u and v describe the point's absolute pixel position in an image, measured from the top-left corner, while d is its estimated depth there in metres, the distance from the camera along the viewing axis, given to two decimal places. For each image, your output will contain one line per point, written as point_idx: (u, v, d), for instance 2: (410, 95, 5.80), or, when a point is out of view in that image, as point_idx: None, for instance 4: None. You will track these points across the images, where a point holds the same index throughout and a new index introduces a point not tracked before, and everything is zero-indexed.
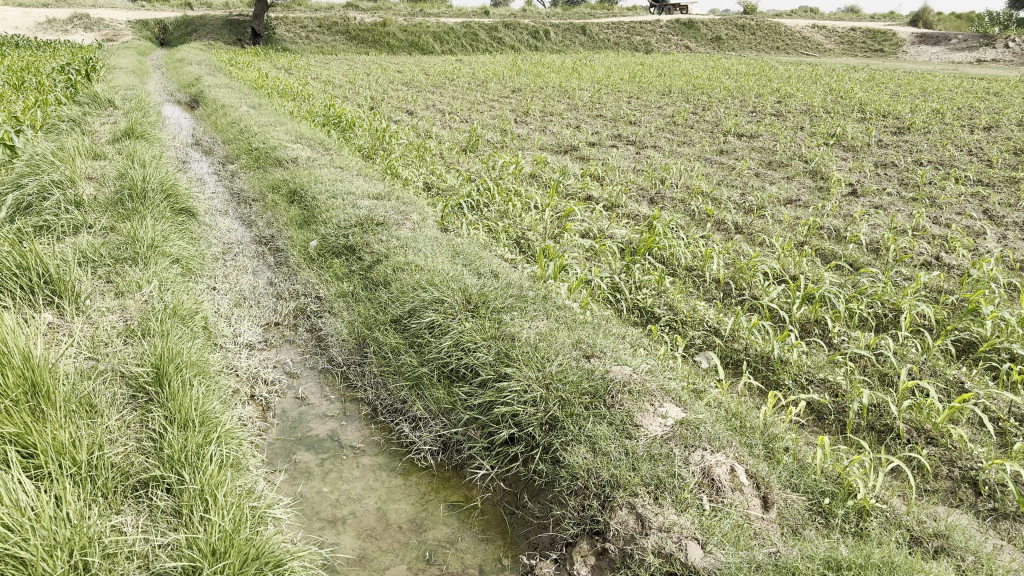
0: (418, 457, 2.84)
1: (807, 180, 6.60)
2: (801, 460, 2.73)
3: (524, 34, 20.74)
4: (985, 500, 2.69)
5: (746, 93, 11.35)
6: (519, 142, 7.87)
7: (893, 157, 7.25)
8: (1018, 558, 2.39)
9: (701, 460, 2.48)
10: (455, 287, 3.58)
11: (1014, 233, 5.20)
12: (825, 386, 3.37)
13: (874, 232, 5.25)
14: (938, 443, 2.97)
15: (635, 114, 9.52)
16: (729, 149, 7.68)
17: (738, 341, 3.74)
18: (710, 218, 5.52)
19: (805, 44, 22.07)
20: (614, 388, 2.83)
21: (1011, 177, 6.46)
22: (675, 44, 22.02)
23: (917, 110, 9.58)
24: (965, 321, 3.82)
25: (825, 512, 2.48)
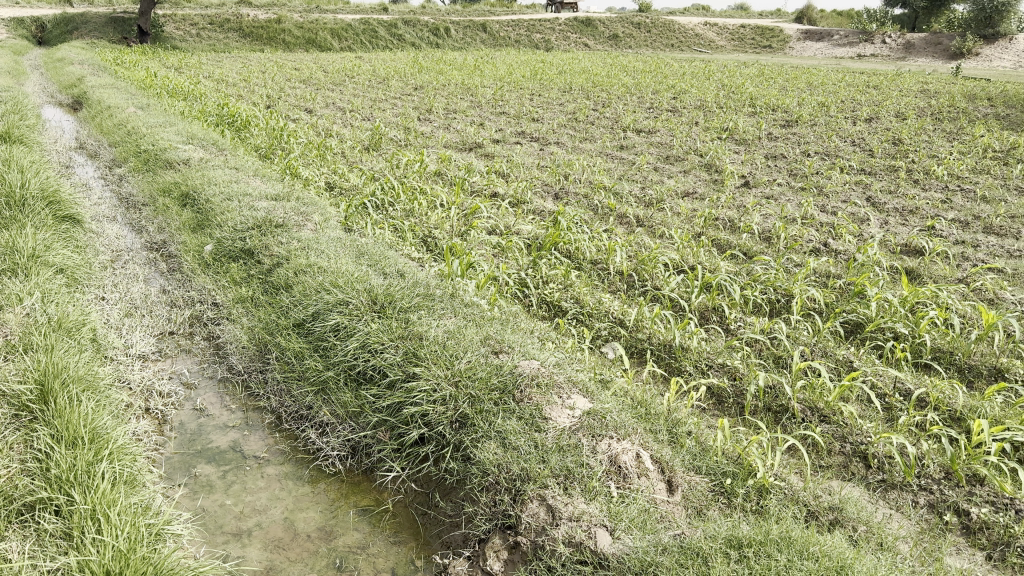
0: (325, 463, 2.77)
1: (703, 173, 6.81)
2: (704, 444, 2.81)
3: (424, 31, 20.57)
4: (875, 472, 2.84)
5: (644, 89, 11.59)
6: (423, 139, 7.82)
7: (782, 149, 7.55)
8: (906, 526, 2.53)
9: (608, 448, 2.53)
10: (360, 289, 3.51)
11: (895, 218, 5.50)
12: (724, 370, 3.49)
13: (766, 221, 5.46)
14: (830, 420, 3.12)
15: (537, 111, 9.60)
16: (629, 144, 7.84)
17: (642, 330, 3.82)
18: (613, 211, 5.62)
19: (698, 41, 22.75)
20: (522, 382, 2.84)
21: (891, 166, 6.84)
22: (575, 42, 22.29)
23: (804, 104, 10.02)
24: (852, 303, 4.01)
25: (727, 492, 2.57)
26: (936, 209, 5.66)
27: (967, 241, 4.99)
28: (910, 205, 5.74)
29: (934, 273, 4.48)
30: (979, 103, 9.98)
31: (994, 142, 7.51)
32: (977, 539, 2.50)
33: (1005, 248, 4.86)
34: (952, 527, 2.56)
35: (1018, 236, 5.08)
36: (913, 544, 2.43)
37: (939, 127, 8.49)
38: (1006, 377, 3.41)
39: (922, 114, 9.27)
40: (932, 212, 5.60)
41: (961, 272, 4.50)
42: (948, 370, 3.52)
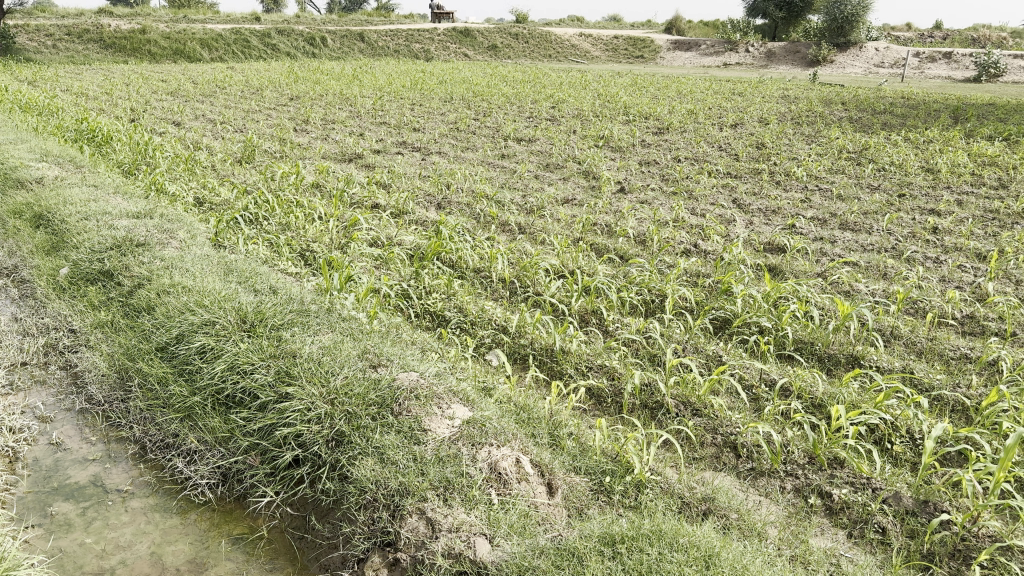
0: (194, 492, 2.63)
1: (581, 179, 6.94)
2: (584, 445, 2.85)
3: (299, 40, 20.12)
4: (745, 461, 2.96)
5: (522, 99, 11.74)
6: (299, 151, 7.62)
7: (655, 155, 7.80)
8: (775, 511, 2.65)
9: (488, 455, 2.51)
10: (228, 307, 3.36)
11: (759, 218, 5.78)
12: (603, 370, 3.56)
13: (641, 224, 5.63)
14: (702, 413, 3.23)
15: (417, 121, 9.55)
16: (510, 153, 7.90)
17: (524, 336, 3.83)
18: (494, 220, 5.63)
19: (574, 52, 23.30)
20: (401, 395, 2.75)
21: (755, 168, 7.19)
22: (454, 52, 22.33)
23: (674, 111, 10.40)
24: (720, 300, 4.18)
25: (606, 490, 2.61)
26: (797, 208, 5.99)
27: (825, 237, 5.29)
28: (773, 206, 6.05)
29: (795, 269, 4.73)
30: (834, 107, 10.65)
31: (848, 144, 8.02)
32: (839, 519, 2.64)
33: (859, 243, 5.18)
34: (816, 509, 2.69)
35: (870, 231, 5.43)
36: (781, 528, 2.53)
37: (799, 131, 8.99)
38: (862, 363, 3.62)
39: (782, 119, 9.80)
40: (793, 211, 5.92)
41: (820, 267, 4.77)
42: (810, 359, 3.71)
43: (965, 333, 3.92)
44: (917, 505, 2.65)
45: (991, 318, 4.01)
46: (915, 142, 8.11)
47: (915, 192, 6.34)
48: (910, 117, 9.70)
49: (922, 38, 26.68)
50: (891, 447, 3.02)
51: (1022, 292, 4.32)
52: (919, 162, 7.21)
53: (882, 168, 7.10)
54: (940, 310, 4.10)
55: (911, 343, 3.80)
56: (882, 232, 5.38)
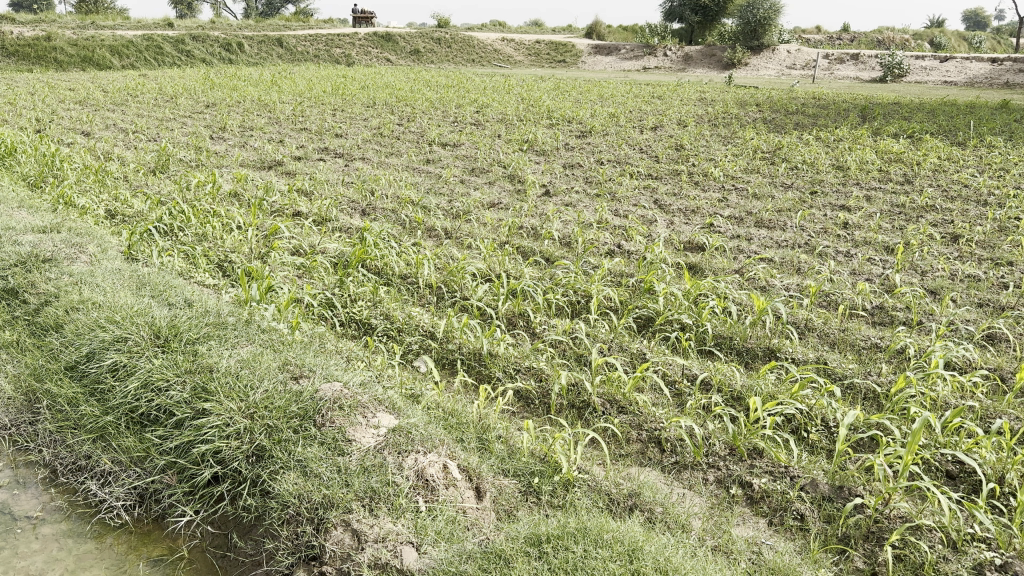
0: (110, 515, 2.52)
1: (506, 183, 6.97)
2: (512, 446, 2.85)
3: (215, 47, 19.61)
4: (669, 455, 3.01)
5: (446, 104, 11.72)
6: (216, 159, 7.43)
7: (578, 158, 7.90)
8: (698, 503, 2.70)
9: (414, 463, 2.49)
10: (141, 323, 3.25)
11: (680, 218, 5.91)
12: (530, 372, 3.57)
13: (565, 227, 5.69)
14: (628, 411, 3.28)
15: (339, 127, 9.43)
16: (435, 158, 7.88)
17: (452, 340, 3.80)
18: (420, 225, 5.59)
19: (497, 56, 23.35)
20: (323, 406, 2.70)
21: (674, 169, 7.35)
22: (376, 57, 22.12)
23: (596, 115, 10.56)
24: (644, 299, 4.26)
25: (535, 490, 2.61)
26: (715, 208, 6.14)
27: (742, 235, 5.44)
28: (693, 206, 6.19)
29: (714, 267, 4.85)
30: (749, 108, 10.99)
31: (762, 144, 8.28)
32: (760, 507, 2.70)
33: (774, 239, 5.35)
34: (738, 499, 2.75)
35: (784, 228, 5.61)
36: (704, 519, 2.59)
37: (716, 132, 9.24)
38: (778, 356, 3.74)
39: (700, 121, 10.04)
40: (712, 211, 6.07)
41: (737, 263, 4.90)
42: (729, 354, 3.82)
43: (875, 323, 4.08)
44: (833, 491, 2.75)
45: (898, 308, 4.19)
46: (826, 141, 8.43)
47: (826, 189, 6.59)
48: (820, 118, 10.07)
49: (831, 40, 27.74)
50: (808, 436, 3.12)
51: (927, 282, 4.53)
52: (829, 160, 7.50)
53: (795, 167, 7.35)
54: (850, 302, 4.26)
55: (825, 334, 3.94)
56: (796, 229, 5.57)
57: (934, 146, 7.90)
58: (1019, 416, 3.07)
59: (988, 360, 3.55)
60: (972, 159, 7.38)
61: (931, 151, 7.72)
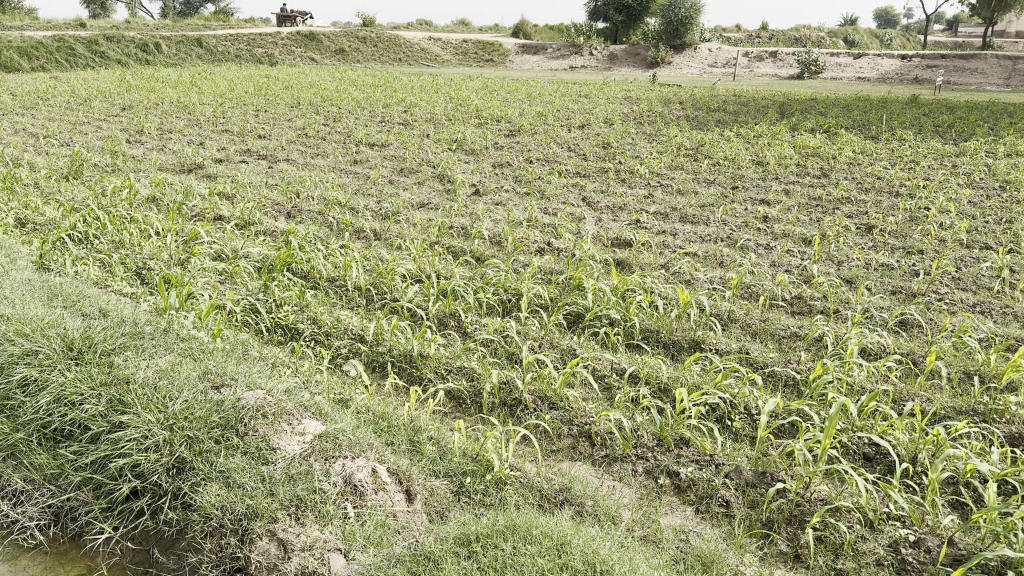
0: (22, 536, 2.38)
1: (435, 183, 6.94)
2: (443, 446, 2.82)
3: (131, 47, 18.92)
4: (599, 449, 3.04)
5: (373, 104, 11.60)
6: (133, 164, 7.19)
7: (507, 157, 7.92)
8: (628, 495, 2.74)
9: (342, 468, 2.45)
10: (52, 334, 3.10)
11: (607, 215, 5.98)
12: (462, 372, 3.54)
13: (495, 225, 5.69)
14: (558, 407, 3.30)
15: (263, 128, 9.23)
16: (362, 159, 7.78)
17: (382, 342, 3.74)
18: (348, 227, 5.51)
19: (425, 55, 23.21)
20: (246, 414, 2.63)
21: (602, 167, 7.44)
22: (300, 56, 21.73)
23: (524, 114, 10.60)
24: (573, 296, 4.29)
25: (467, 490, 2.60)
26: (642, 205, 6.24)
27: (668, 231, 5.54)
28: (620, 203, 6.28)
29: (641, 262, 4.92)
30: (672, 106, 11.20)
31: (686, 141, 8.45)
32: (687, 496, 2.75)
33: (698, 234, 5.46)
34: (666, 488, 2.80)
35: (708, 223, 5.74)
36: (633, 510, 2.62)
37: (641, 130, 9.39)
38: (703, 347, 3.83)
39: (626, 119, 10.19)
40: (638, 207, 6.16)
41: (663, 258, 4.99)
42: (657, 347, 3.88)
43: (795, 313, 4.21)
44: (756, 477, 2.82)
45: (816, 297, 4.33)
46: (746, 137, 8.65)
47: (747, 184, 6.77)
48: (741, 114, 10.33)
49: (750, 39, 28.52)
50: (732, 424, 3.19)
51: (843, 271, 4.69)
52: (750, 156, 7.69)
53: (718, 163, 7.52)
54: (771, 293, 4.39)
55: (747, 325, 4.04)
56: (719, 223, 5.70)
57: (848, 140, 8.19)
58: (930, 397, 3.20)
59: (900, 345, 3.69)
60: (884, 152, 7.68)
61: (846, 145, 8.00)
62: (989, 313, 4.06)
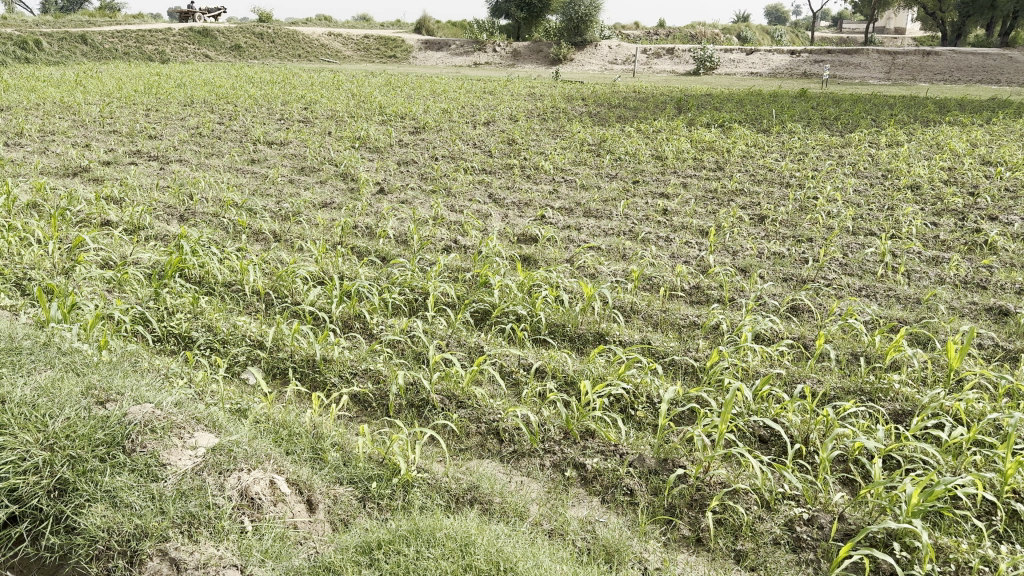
0: None
1: (338, 182, 6.80)
2: (348, 452, 2.75)
3: (9, 45, 17.74)
4: (507, 445, 3.03)
5: (271, 101, 11.29)
6: (12, 168, 6.76)
7: (412, 155, 7.84)
8: (536, 489, 2.74)
9: (237, 481, 2.37)
10: None
11: (513, 211, 6.00)
12: (368, 374, 3.46)
13: (400, 224, 5.63)
14: (466, 404, 3.26)
15: (153, 128, 8.84)
16: (260, 158, 7.55)
17: (282, 348, 3.62)
18: (245, 229, 5.33)
19: (325, 52, 22.78)
20: (133, 430, 2.50)
21: (507, 164, 7.46)
22: (193, 53, 20.95)
23: (429, 110, 10.53)
24: (479, 293, 4.28)
25: (373, 495, 2.55)
26: (547, 200, 6.29)
27: (572, 225, 5.60)
28: (525, 199, 6.30)
29: (545, 257, 4.95)
30: (575, 102, 11.34)
31: (588, 137, 8.56)
32: (594, 486, 2.78)
33: (601, 228, 5.54)
34: (573, 481, 2.82)
35: (611, 217, 5.83)
36: (540, 504, 2.63)
37: (545, 126, 9.47)
38: (607, 339, 3.88)
39: (530, 115, 10.26)
40: (543, 203, 6.21)
41: (568, 253, 5.04)
42: (563, 341, 3.91)
43: (694, 302, 4.32)
44: (659, 464, 2.87)
45: (713, 287, 4.46)
46: (646, 132, 8.84)
47: (648, 178, 6.91)
48: (641, 110, 10.54)
49: (649, 36, 29.22)
50: (635, 413, 3.25)
51: (739, 261, 4.85)
52: (650, 151, 7.86)
53: (619, 157, 7.66)
54: (671, 284, 4.49)
55: (649, 316, 4.13)
56: (622, 217, 5.80)
57: (742, 134, 8.47)
58: (820, 379, 3.34)
59: (792, 330, 3.84)
60: (775, 145, 7.98)
61: (740, 139, 8.28)
62: (873, 296, 4.26)
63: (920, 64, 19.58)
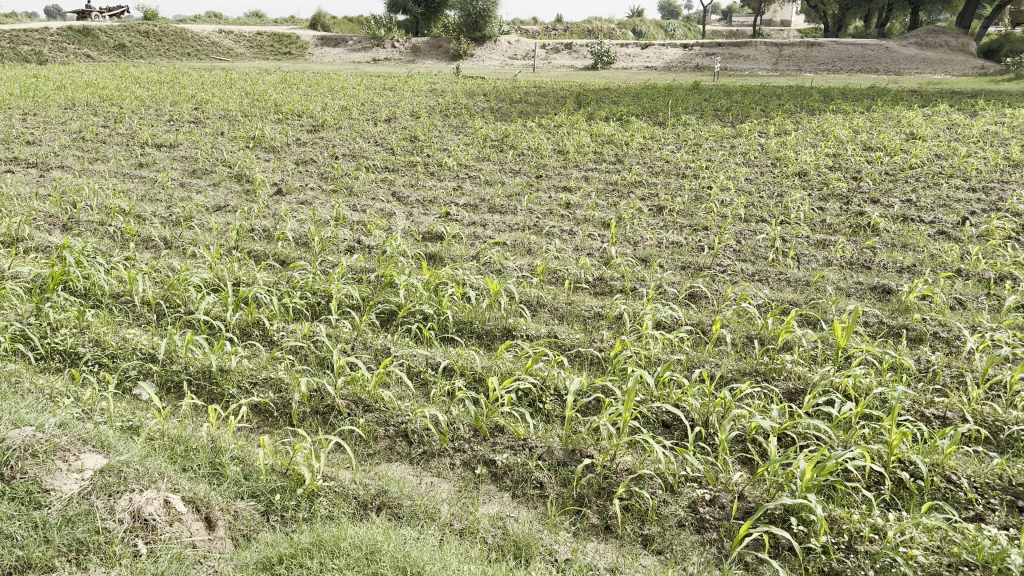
0: None
1: (232, 184, 6.59)
2: (249, 465, 2.67)
3: None
4: (416, 446, 2.99)
5: (159, 101, 10.84)
6: None
7: (311, 154, 7.67)
8: (447, 489, 2.72)
9: (129, 503, 2.26)
10: None
11: (418, 209, 5.95)
12: (269, 383, 3.36)
13: (300, 226, 5.50)
14: (373, 408, 3.21)
15: (30, 133, 8.36)
16: (149, 161, 7.25)
17: (177, 360, 3.48)
18: (134, 237, 5.10)
19: (217, 49, 22.03)
20: (12, 456, 2.34)
21: (409, 161, 7.39)
22: (73, 53, 19.88)
23: (327, 108, 10.33)
24: (384, 293, 4.23)
25: (277, 508, 2.48)
26: (451, 197, 6.26)
27: (477, 222, 5.60)
28: (429, 196, 6.26)
29: (451, 254, 4.93)
30: (477, 98, 11.34)
31: (490, 133, 8.57)
32: (504, 482, 2.78)
33: (506, 224, 5.56)
34: (483, 478, 2.81)
35: (515, 212, 5.86)
36: (451, 504, 2.61)
37: (447, 122, 9.43)
38: (514, 334, 3.90)
39: (431, 111, 10.20)
40: (447, 200, 6.18)
41: (473, 250, 5.03)
42: (470, 338, 3.90)
43: (598, 293, 4.38)
44: (567, 456, 2.90)
45: (616, 278, 4.53)
46: (547, 126, 8.92)
47: (550, 173, 6.97)
48: (541, 105, 10.62)
49: (547, 31, 29.57)
50: (543, 406, 3.27)
51: (640, 251, 4.95)
52: (552, 145, 7.94)
53: (522, 153, 7.69)
54: (575, 277, 4.54)
55: (554, 309, 4.17)
56: (526, 212, 5.84)
57: (639, 127, 8.65)
58: (718, 362, 3.45)
59: (691, 316, 3.95)
60: (671, 137, 8.19)
61: (638, 131, 8.46)
62: (766, 280, 4.43)
63: (805, 55, 20.47)
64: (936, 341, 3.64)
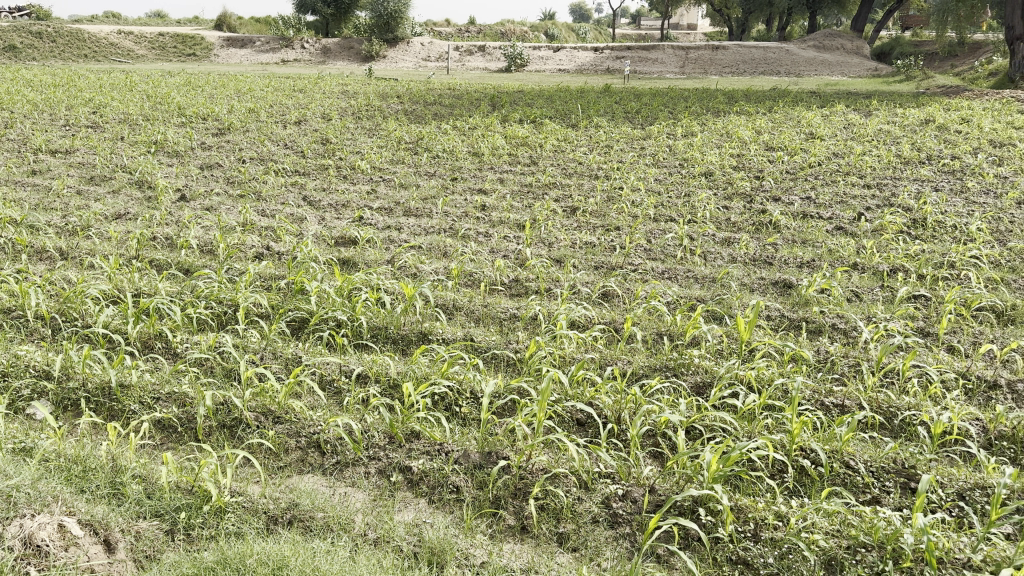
0: None
1: (133, 191, 6.34)
2: (152, 483, 2.57)
3: None
4: (330, 455, 2.94)
5: (53, 105, 10.36)
6: None
7: (217, 158, 7.45)
8: (361, 497, 2.69)
9: (20, 529, 2.15)
10: None
11: (330, 213, 5.85)
12: (173, 398, 3.25)
13: (206, 233, 5.34)
14: (284, 418, 3.14)
15: None
16: (43, 168, 6.91)
17: (74, 376, 3.33)
18: (26, 248, 4.85)
19: (115, 50, 21.18)
20: None
21: (320, 164, 7.27)
22: None
23: (233, 111, 10.06)
24: (294, 301, 4.14)
25: (182, 527, 2.40)
26: (364, 201, 6.18)
27: (391, 225, 5.55)
28: (342, 201, 6.17)
29: (365, 259, 4.87)
30: (390, 100, 11.23)
31: (404, 135, 8.51)
32: (419, 488, 2.76)
33: (421, 227, 5.53)
34: (398, 485, 2.78)
35: (430, 215, 5.83)
36: (365, 512, 2.58)
37: (359, 124, 9.32)
38: (429, 339, 3.88)
39: (343, 114, 10.05)
40: (361, 204, 6.10)
41: (387, 254, 4.99)
42: (384, 344, 3.86)
43: (512, 295, 4.41)
44: (483, 458, 2.90)
45: (531, 279, 4.57)
46: (461, 129, 8.91)
47: (464, 175, 6.96)
48: (455, 107, 10.61)
49: (461, 32, 29.55)
50: (458, 410, 3.27)
51: (553, 252, 5.00)
52: (466, 147, 7.93)
53: (436, 155, 7.66)
54: (489, 279, 4.56)
55: (469, 312, 4.17)
56: (440, 215, 5.82)
57: (553, 129, 8.74)
58: (630, 360, 3.52)
59: (604, 315, 4.01)
60: (583, 139, 8.30)
61: (551, 134, 8.53)
62: (676, 278, 4.54)
63: (710, 58, 21.05)
64: (834, 332, 3.80)
